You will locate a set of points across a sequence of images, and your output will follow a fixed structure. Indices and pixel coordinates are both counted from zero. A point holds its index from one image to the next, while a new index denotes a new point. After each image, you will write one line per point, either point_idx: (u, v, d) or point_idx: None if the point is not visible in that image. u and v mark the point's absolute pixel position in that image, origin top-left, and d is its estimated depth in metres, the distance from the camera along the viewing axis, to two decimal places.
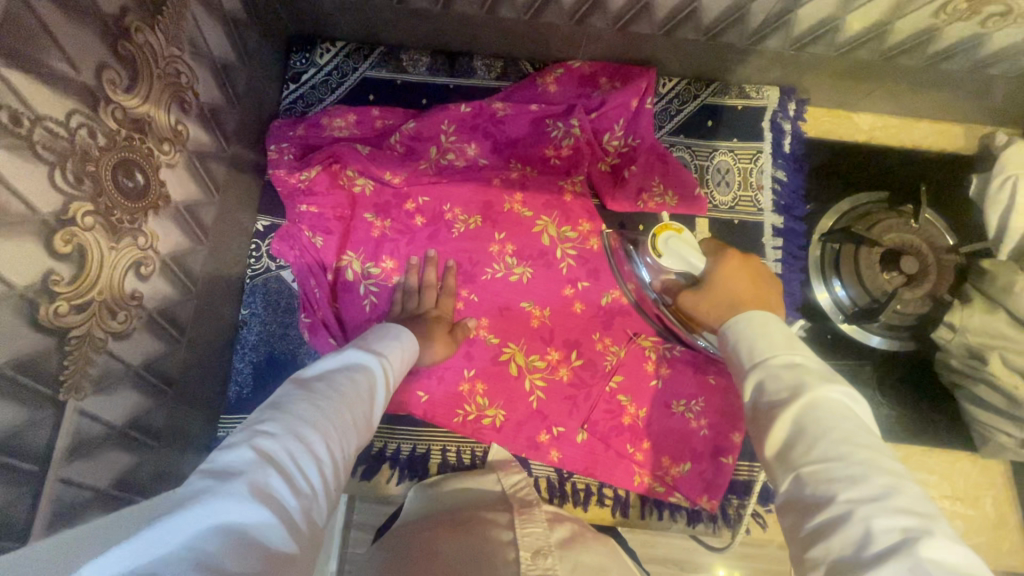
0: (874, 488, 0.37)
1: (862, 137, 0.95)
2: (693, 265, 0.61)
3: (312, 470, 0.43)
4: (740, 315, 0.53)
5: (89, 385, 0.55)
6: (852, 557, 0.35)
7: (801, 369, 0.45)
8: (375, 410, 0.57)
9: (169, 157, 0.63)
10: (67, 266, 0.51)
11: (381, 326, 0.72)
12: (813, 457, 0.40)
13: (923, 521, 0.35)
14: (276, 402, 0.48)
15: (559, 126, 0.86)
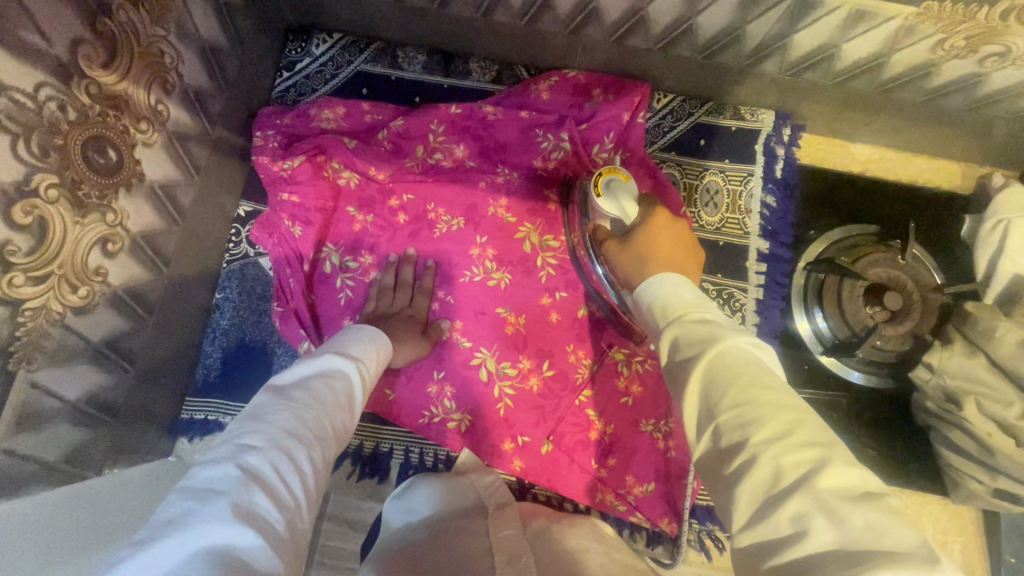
0: (780, 424, 0.38)
1: (859, 168, 0.94)
2: (625, 211, 0.70)
3: (296, 483, 0.44)
4: (655, 277, 0.54)
5: (42, 357, 0.55)
6: (765, 495, 0.36)
7: (710, 325, 0.47)
8: (353, 413, 0.57)
9: (146, 136, 0.63)
10: (27, 237, 0.50)
11: (354, 327, 0.71)
12: (726, 407, 0.40)
13: (824, 448, 0.36)
14: (253, 414, 0.48)
15: (549, 137, 0.86)
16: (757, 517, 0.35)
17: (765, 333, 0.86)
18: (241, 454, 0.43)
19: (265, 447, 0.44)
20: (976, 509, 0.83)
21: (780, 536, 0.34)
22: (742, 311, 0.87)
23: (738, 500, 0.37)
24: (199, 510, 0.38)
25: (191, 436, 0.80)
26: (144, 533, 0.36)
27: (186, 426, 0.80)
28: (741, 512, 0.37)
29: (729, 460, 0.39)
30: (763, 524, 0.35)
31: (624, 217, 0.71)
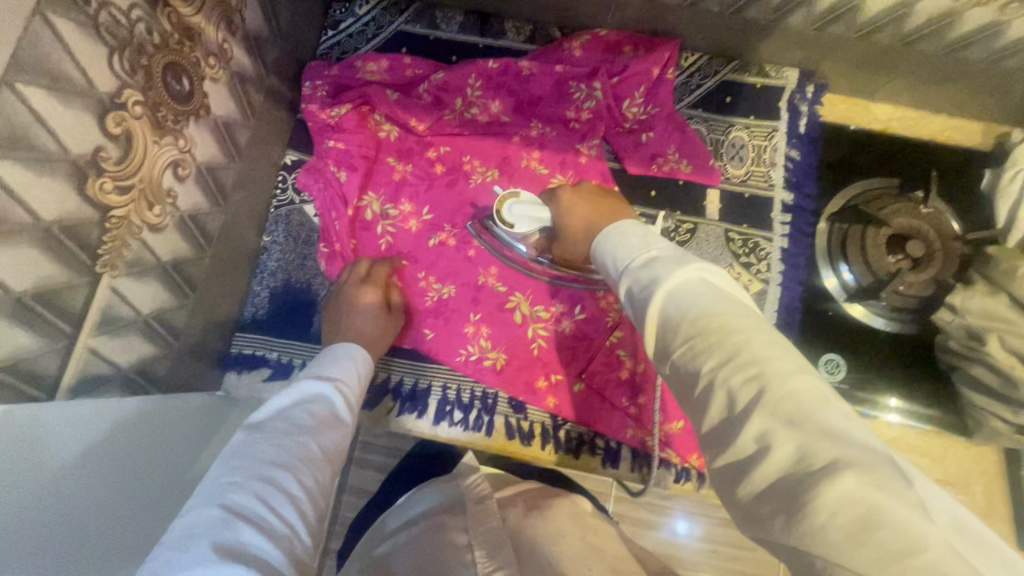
0: (726, 349, 0.40)
1: (879, 126, 0.96)
2: (541, 216, 0.80)
3: (283, 510, 0.49)
4: (602, 236, 0.61)
5: (123, 265, 0.59)
6: (726, 421, 0.38)
7: (657, 264, 0.50)
8: (338, 431, 0.62)
9: (214, 72, 0.68)
10: (116, 147, 0.55)
11: (336, 344, 0.75)
12: (678, 344, 0.43)
13: (772, 362, 0.38)
14: (233, 457, 0.53)
15: (582, 89, 0.90)
16: (727, 442, 0.38)
17: (790, 280, 0.89)
18: (221, 497, 0.48)
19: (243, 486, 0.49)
20: (999, 451, 0.85)
21: (747, 455, 0.36)
22: (767, 259, 0.89)
23: (707, 417, 0.40)
24: (187, 556, 0.43)
25: (240, 369, 0.84)
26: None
27: (235, 361, 0.84)
28: (711, 435, 0.39)
29: (691, 387, 0.41)
30: (729, 449, 0.37)
31: (543, 221, 0.79)
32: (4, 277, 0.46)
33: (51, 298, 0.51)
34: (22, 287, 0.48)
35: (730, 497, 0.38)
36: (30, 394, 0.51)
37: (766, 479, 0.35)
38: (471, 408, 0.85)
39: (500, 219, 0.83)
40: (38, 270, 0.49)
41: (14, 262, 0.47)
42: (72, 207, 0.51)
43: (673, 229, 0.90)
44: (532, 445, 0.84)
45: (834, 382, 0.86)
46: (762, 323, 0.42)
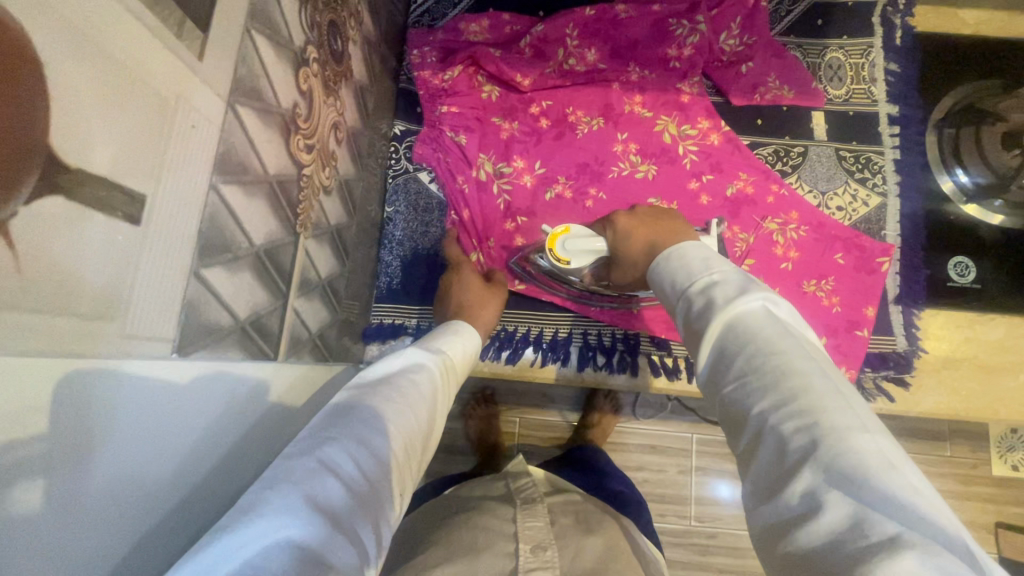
0: (783, 390, 0.39)
1: (970, 31, 0.95)
2: (600, 248, 0.74)
3: (373, 477, 0.45)
4: (654, 262, 0.60)
5: (311, 226, 0.60)
6: (777, 471, 0.38)
7: (717, 288, 0.49)
8: (434, 408, 0.58)
9: (354, 35, 0.68)
10: (303, 104, 0.55)
11: (444, 326, 0.73)
12: (730, 379, 0.44)
13: (833, 411, 0.37)
14: (338, 409, 0.50)
15: (684, 25, 0.90)
16: (773, 494, 0.38)
17: (908, 190, 0.89)
18: (319, 446, 0.45)
19: (340, 440, 0.45)
20: None
21: (792, 515, 0.36)
22: (882, 172, 0.90)
23: (754, 470, 0.40)
24: (272, 500, 0.39)
25: (382, 341, 0.85)
26: (226, 516, 0.38)
27: (378, 331, 0.84)
28: (757, 482, 0.40)
29: (739, 427, 0.42)
30: (775, 501, 0.37)
31: (600, 251, 0.74)
32: (249, 228, 0.46)
33: (274, 254, 0.51)
34: (259, 240, 0.48)
35: (771, 552, 0.37)
36: (264, 349, 0.52)
37: (807, 544, 0.34)
38: (612, 351, 0.86)
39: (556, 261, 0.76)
40: (266, 224, 0.49)
41: (254, 214, 0.47)
42: (282, 162, 0.52)
43: (784, 154, 0.91)
44: (679, 380, 0.85)
45: (966, 284, 0.87)
46: (827, 368, 0.41)
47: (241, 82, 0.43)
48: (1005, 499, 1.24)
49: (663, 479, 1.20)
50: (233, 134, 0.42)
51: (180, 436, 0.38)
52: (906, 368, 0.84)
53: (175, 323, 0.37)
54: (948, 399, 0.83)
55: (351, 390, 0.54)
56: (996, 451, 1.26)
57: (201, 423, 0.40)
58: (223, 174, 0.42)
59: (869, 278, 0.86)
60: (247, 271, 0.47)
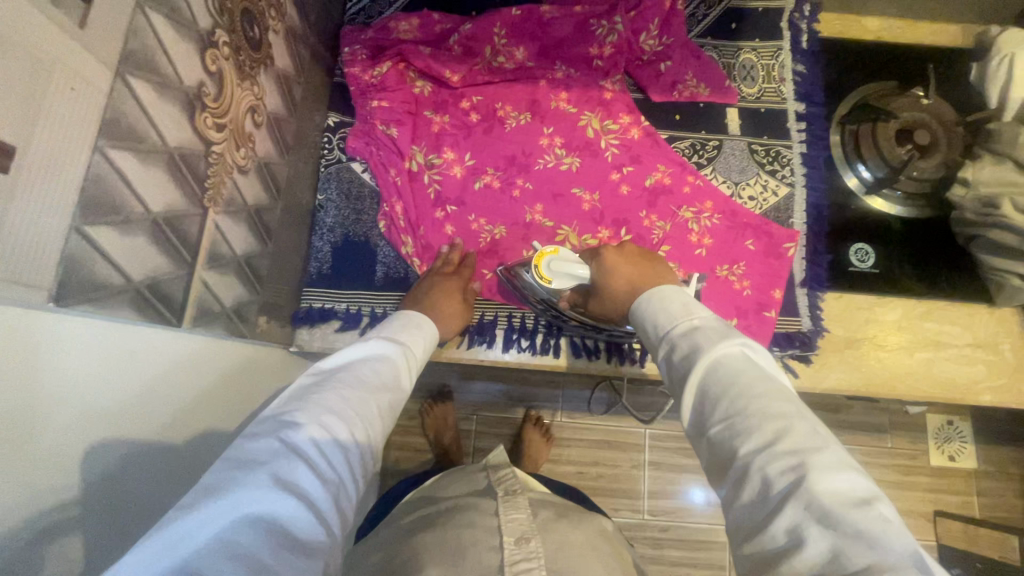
0: (766, 431, 0.46)
1: (870, 37, 1.04)
2: (582, 274, 0.77)
3: (339, 461, 0.51)
4: (646, 296, 0.67)
5: (222, 203, 0.62)
6: (760, 508, 0.44)
7: (700, 334, 0.57)
8: (399, 393, 0.64)
9: (275, 25, 0.71)
10: (213, 85, 0.58)
11: (405, 313, 0.76)
12: (716, 421, 0.50)
13: (810, 451, 0.43)
14: (303, 394, 0.55)
15: (604, 25, 0.95)
16: (758, 530, 0.43)
17: (814, 181, 0.95)
18: (283, 429, 0.49)
19: (305, 424, 0.50)
20: (1019, 310, 0.91)
21: (783, 550, 0.41)
22: (790, 165, 0.96)
23: (739, 508, 0.45)
24: (243, 477, 0.44)
25: (311, 325, 0.86)
26: (191, 494, 0.42)
27: (307, 314, 0.86)
28: (745, 523, 0.45)
29: (724, 466, 0.48)
30: (762, 538, 0.43)
31: (581, 278, 0.78)
32: (143, 194, 0.49)
33: (175, 222, 0.54)
34: (157, 208, 0.51)
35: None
36: (165, 315, 0.54)
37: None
38: (535, 332, 0.90)
39: (537, 278, 0.78)
40: (166, 193, 0.52)
41: (150, 182, 0.50)
42: (187, 136, 0.54)
43: (700, 148, 0.96)
44: (599, 360, 0.89)
45: (865, 268, 0.93)
46: (801, 409, 0.48)
47: (133, 54, 0.46)
48: (942, 489, 1.30)
49: (617, 474, 1.30)
50: (124, 102, 0.45)
51: (108, 415, 0.45)
52: (810, 347, 0.89)
53: (54, 272, 0.39)
54: (849, 375, 0.89)
55: (312, 376, 0.59)
56: (933, 443, 1.33)
57: (125, 388, 0.47)
58: (111, 138, 0.44)
59: (777, 263, 0.91)
60: (144, 236, 0.49)
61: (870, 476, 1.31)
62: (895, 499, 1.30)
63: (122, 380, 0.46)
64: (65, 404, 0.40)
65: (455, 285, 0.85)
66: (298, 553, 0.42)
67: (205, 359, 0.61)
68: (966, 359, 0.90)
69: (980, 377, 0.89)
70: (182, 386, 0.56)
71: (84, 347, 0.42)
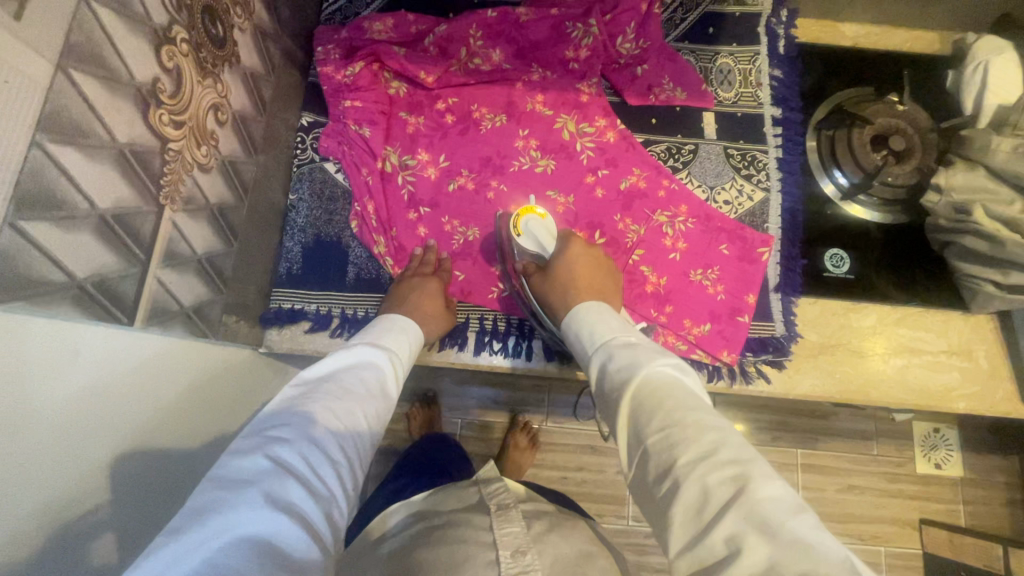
0: (702, 444, 0.50)
1: (848, 43, 1.04)
2: (547, 244, 0.86)
3: (328, 475, 0.51)
4: (580, 306, 0.74)
5: (180, 201, 0.62)
6: (698, 516, 0.46)
7: (636, 350, 0.63)
8: (385, 401, 0.65)
9: (241, 23, 0.71)
10: (169, 81, 0.57)
11: (383, 317, 0.77)
12: (654, 431, 0.53)
13: (746, 463, 0.48)
14: (289, 409, 0.55)
15: (579, 28, 0.95)
16: (698, 539, 0.46)
17: (790, 186, 0.95)
18: (270, 448, 0.50)
19: (294, 443, 0.51)
20: (994, 317, 0.91)
21: (717, 557, 0.44)
22: (766, 170, 0.96)
23: (676, 517, 0.48)
24: (233, 499, 0.44)
25: (281, 326, 0.85)
26: (180, 516, 0.43)
27: (276, 314, 0.85)
28: (682, 533, 0.47)
29: (659, 477, 0.51)
30: (704, 546, 0.45)
31: (544, 250, 0.85)
32: (89, 191, 0.48)
33: (126, 219, 0.53)
34: (105, 205, 0.50)
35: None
36: (114, 314, 0.53)
37: None
38: (507, 334, 0.89)
39: (512, 226, 0.86)
40: (116, 190, 0.51)
41: (97, 179, 0.49)
42: (139, 133, 0.54)
43: (676, 151, 0.96)
44: (571, 364, 0.88)
45: (840, 274, 0.93)
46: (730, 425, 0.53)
47: (77, 48, 0.45)
48: (929, 497, 1.30)
49: (602, 479, 1.29)
50: (67, 97, 0.45)
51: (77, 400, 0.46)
52: (783, 352, 0.88)
53: None
54: (823, 382, 0.89)
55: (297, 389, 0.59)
56: (920, 451, 1.32)
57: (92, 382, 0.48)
58: (50, 132, 0.43)
59: (751, 267, 0.91)
60: (89, 234, 0.49)
61: (856, 484, 1.30)
62: (882, 507, 1.29)
63: (86, 383, 0.47)
64: (26, 412, 0.41)
65: (432, 288, 0.84)
66: (296, 569, 0.43)
67: (172, 361, 0.61)
68: (941, 366, 0.90)
69: (955, 384, 0.89)
70: (149, 393, 0.57)
71: (34, 339, 0.42)
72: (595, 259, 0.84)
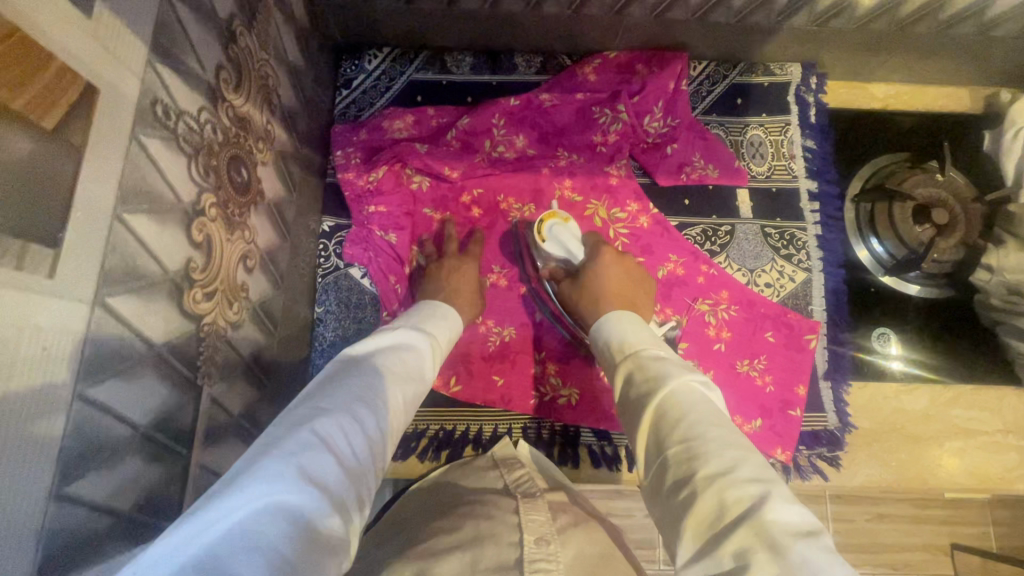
0: (723, 457, 0.43)
1: (879, 105, 1.00)
2: (574, 251, 0.81)
3: (363, 455, 0.45)
4: (609, 317, 0.68)
5: (217, 371, 0.57)
6: (711, 533, 0.40)
7: (665, 362, 0.56)
8: (421, 387, 0.59)
9: (264, 156, 0.66)
10: (201, 255, 0.53)
11: (428, 303, 0.73)
12: (673, 441, 0.46)
13: (772, 484, 0.41)
14: (331, 381, 0.50)
15: (607, 113, 0.90)
16: (707, 555, 0.39)
17: (831, 264, 0.92)
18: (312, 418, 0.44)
19: (334, 415, 0.45)
20: None
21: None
22: (806, 249, 0.92)
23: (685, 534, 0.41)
24: (270, 467, 0.39)
25: None
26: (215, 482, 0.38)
27: None
28: (691, 548, 0.41)
29: (674, 488, 0.44)
30: (712, 561, 0.38)
31: (573, 256, 0.81)
32: (130, 414, 0.44)
33: (166, 424, 0.49)
34: (145, 420, 0.46)
35: None
36: (160, 527, 0.49)
37: None
38: (551, 444, 0.85)
39: (536, 231, 0.81)
40: (156, 397, 0.47)
41: (137, 395, 0.45)
42: (174, 325, 0.49)
43: (712, 233, 0.93)
44: (619, 470, 0.85)
45: (888, 355, 0.90)
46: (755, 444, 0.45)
47: (113, 273, 0.41)
48: None
49: None
50: (105, 331, 0.40)
51: None
52: (837, 445, 0.86)
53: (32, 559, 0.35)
54: (880, 471, 0.86)
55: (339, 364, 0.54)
56: None
57: None
58: (92, 379, 0.39)
59: (799, 356, 0.88)
60: (130, 458, 0.45)
61: None
62: None
63: None
64: None
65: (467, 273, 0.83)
66: (323, 551, 0.37)
67: None
68: (997, 446, 0.87)
69: (1013, 465, 0.86)
70: None
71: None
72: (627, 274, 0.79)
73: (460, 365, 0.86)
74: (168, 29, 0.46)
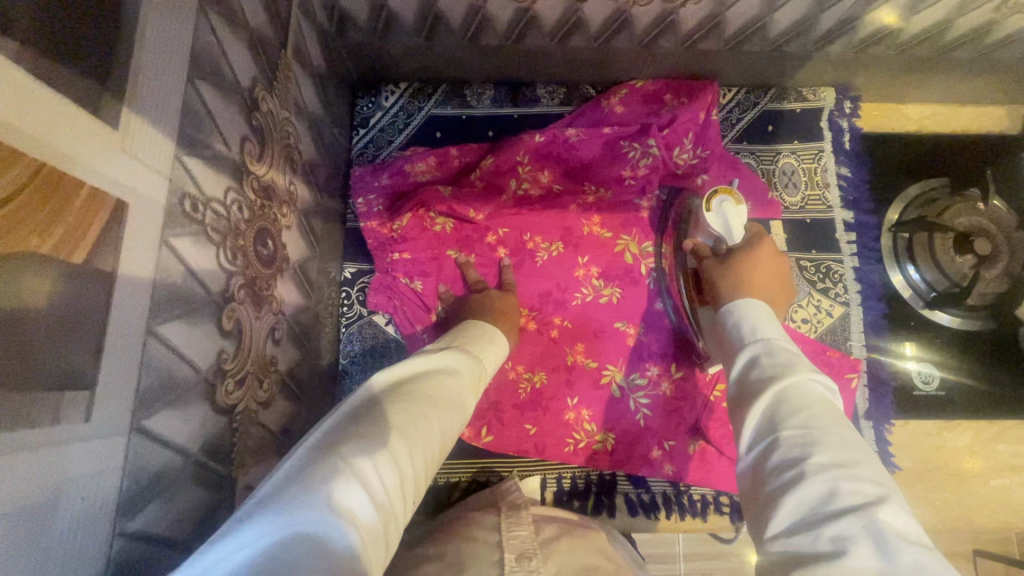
0: (845, 453, 0.38)
1: (914, 127, 0.97)
2: (734, 234, 0.70)
3: (400, 484, 0.39)
4: (743, 301, 0.57)
5: (250, 459, 0.54)
6: (813, 511, 0.36)
7: (795, 355, 0.48)
8: (465, 413, 0.53)
9: (287, 220, 0.63)
10: (231, 343, 0.49)
11: (478, 325, 0.69)
12: (793, 426, 0.41)
13: (891, 490, 0.36)
14: (374, 398, 0.45)
15: (637, 148, 0.85)
16: (800, 529, 0.36)
17: (869, 298, 0.89)
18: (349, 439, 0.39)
19: (372, 436, 0.40)
20: None
21: (815, 553, 0.34)
22: (842, 282, 0.89)
23: (778, 509, 0.37)
24: (299, 494, 0.34)
25: None
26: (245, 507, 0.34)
27: None
28: (783, 520, 0.37)
29: (775, 469, 0.40)
30: (803, 535, 0.35)
31: (730, 237, 0.70)
32: (166, 532, 0.41)
33: (203, 531, 0.46)
34: (182, 533, 0.43)
35: None
36: None
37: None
38: (586, 493, 0.84)
39: (705, 198, 0.73)
40: (195, 503, 0.45)
41: (176, 506, 0.42)
42: (209, 425, 0.46)
43: None
44: (657, 517, 0.84)
45: (931, 390, 0.87)
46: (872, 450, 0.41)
47: (149, 392, 0.38)
48: None
49: None
50: (143, 456, 0.38)
51: None
52: None
53: None
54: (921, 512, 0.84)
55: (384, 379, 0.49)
56: None
57: None
58: (130, 511, 0.37)
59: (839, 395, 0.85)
60: None
61: None
62: None
63: None
64: None
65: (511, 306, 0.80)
66: None
67: None
68: None
69: None
70: None
71: None
72: (780, 275, 0.65)
73: (490, 415, 0.84)
74: (195, 112, 0.43)
